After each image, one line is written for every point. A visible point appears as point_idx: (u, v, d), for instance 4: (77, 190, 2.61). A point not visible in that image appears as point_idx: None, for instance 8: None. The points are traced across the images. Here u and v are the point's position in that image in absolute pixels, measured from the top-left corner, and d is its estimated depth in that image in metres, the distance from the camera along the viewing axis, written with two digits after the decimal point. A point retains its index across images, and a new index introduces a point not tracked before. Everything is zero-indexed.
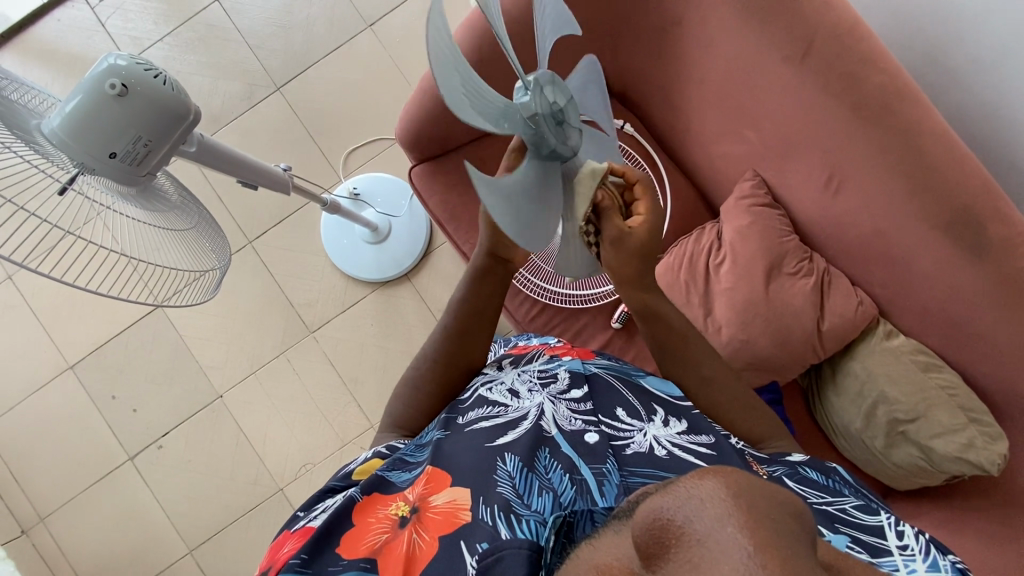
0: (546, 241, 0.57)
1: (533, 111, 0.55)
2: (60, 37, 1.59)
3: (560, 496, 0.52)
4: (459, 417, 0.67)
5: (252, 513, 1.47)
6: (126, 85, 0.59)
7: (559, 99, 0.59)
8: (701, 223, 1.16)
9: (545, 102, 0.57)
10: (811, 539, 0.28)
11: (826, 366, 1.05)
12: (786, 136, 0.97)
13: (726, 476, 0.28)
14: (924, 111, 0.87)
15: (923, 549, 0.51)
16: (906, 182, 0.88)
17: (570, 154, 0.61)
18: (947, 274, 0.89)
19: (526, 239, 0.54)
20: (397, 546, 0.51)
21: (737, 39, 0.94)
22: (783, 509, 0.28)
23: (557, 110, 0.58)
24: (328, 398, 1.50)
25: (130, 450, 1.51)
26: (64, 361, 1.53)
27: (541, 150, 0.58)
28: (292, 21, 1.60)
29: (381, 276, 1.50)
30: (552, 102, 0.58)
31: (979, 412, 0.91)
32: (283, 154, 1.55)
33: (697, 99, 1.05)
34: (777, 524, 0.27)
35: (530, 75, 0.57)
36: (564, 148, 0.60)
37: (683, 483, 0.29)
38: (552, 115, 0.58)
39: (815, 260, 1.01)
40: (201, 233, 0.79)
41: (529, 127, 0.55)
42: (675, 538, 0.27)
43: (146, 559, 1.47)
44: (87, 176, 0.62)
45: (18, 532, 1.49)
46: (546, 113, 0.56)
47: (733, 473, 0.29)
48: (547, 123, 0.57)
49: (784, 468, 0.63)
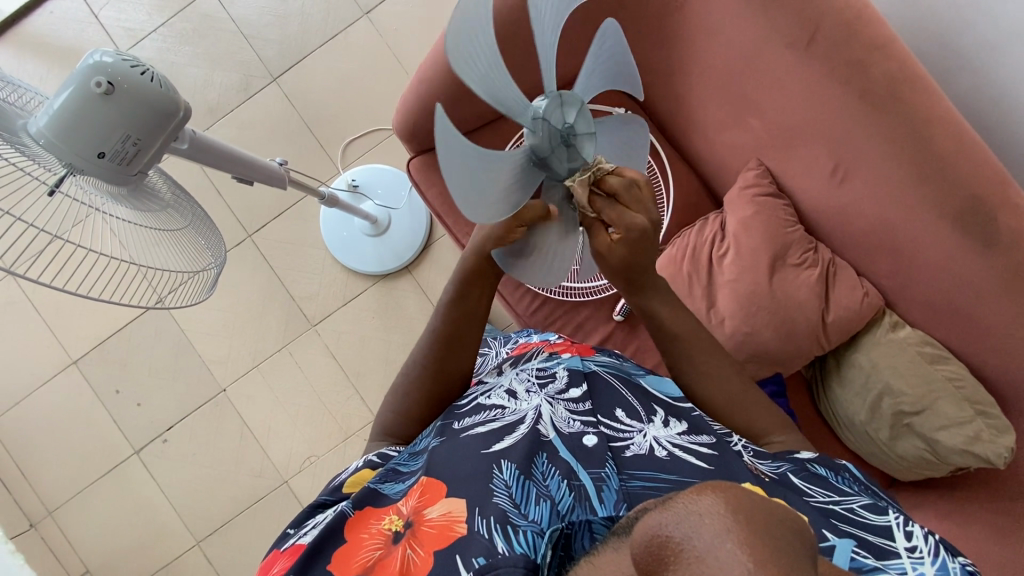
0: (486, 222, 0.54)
1: (543, 113, 0.57)
2: (54, 30, 1.57)
3: (558, 504, 0.51)
4: (455, 422, 0.66)
5: (257, 505, 1.48)
6: (112, 83, 0.57)
7: (580, 124, 0.61)
8: (704, 213, 1.15)
9: (558, 116, 0.59)
10: (813, 556, 0.28)
11: (831, 358, 1.04)
12: (789, 124, 0.95)
13: (725, 492, 0.28)
14: (932, 98, 0.85)
15: (932, 550, 0.50)
16: (913, 171, 0.86)
17: (565, 175, 0.61)
18: (954, 264, 0.87)
19: (468, 204, 0.51)
20: (390, 563, 0.50)
21: (740, 26, 0.92)
22: (782, 524, 0.27)
23: (569, 130, 0.59)
24: (330, 391, 1.50)
25: (136, 444, 1.51)
26: (67, 357, 1.53)
27: (534, 150, 0.58)
28: (287, 9, 1.57)
29: (382, 269, 1.49)
30: (566, 121, 0.59)
31: (986, 404, 0.90)
32: (281, 146, 1.54)
33: (699, 87, 1.03)
34: (777, 541, 0.26)
35: (562, 92, 0.60)
36: (561, 165, 0.60)
37: (681, 499, 0.28)
38: (563, 132, 0.59)
39: (820, 250, 0.99)
40: (196, 232, 0.78)
41: (534, 124, 0.57)
42: (674, 554, 0.26)
43: (154, 551, 1.49)
44: (77, 177, 0.61)
45: (27, 525, 1.50)
46: (554, 123, 0.58)
47: (732, 488, 0.28)
48: (550, 131, 0.58)
49: (790, 465, 0.62)
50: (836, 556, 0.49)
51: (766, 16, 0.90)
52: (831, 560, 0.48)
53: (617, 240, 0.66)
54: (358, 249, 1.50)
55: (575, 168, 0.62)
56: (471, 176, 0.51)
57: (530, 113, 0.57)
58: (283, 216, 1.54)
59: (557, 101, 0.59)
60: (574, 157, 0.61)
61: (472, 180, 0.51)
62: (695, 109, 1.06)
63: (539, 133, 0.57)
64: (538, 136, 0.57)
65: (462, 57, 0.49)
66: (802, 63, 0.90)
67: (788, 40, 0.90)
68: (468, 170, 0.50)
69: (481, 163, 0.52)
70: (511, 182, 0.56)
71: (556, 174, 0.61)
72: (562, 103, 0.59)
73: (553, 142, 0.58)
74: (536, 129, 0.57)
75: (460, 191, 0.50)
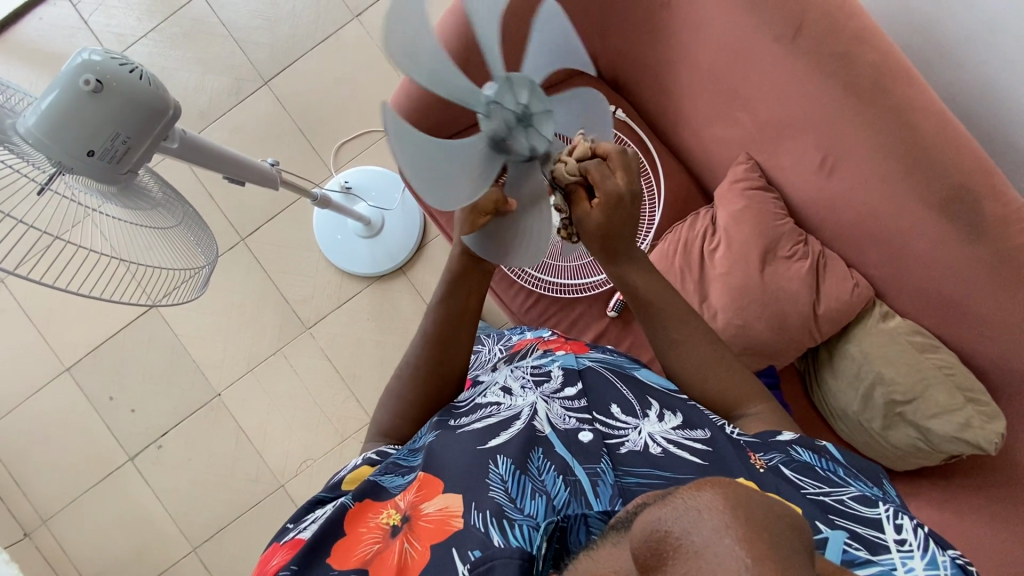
0: (453, 203, 0.55)
1: (497, 100, 0.58)
2: (43, 36, 1.57)
3: (554, 499, 0.52)
4: (450, 419, 0.66)
5: (253, 510, 1.48)
6: (101, 81, 0.57)
7: (534, 105, 0.61)
8: (695, 207, 1.15)
9: (511, 99, 0.59)
10: (810, 552, 0.27)
11: (824, 349, 1.04)
12: (778, 120, 0.96)
13: (724, 488, 0.27)
14: (917, 89, 0.86)
15: (921, 543, 0.51)
16: (901, 162, 0.87)
17: (527, 154, 0.62)
18: (941, 255, 0.89)
19: (433, 194, 0.52)
20: (388, 556, 0.51)
21: (728, 22, 0.93)
22: (781, 521, 0.27)
23: (525, 112, 0.60)
24: (326, 393, 1.50)
25: (130, 450, 1.51)
26: (61, 364, 1.52)
27: (492, 135, 0.59)
28: (277, 12, 1.58)
29: (376, 270, 1.49)
30: (521, 102, 0.60)
31: (976, 391, 0.91)
32: (275, 150, 1.54)
33: (688, 84, 1.04)
34: (776, 537, 0.26)
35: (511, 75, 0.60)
36: (535, 145, 0.62)
37: (681, 494, 0.28)
38: (519, 115, 0.59)
39: (810, 242, 1.00)
40: (188, 231, 0.78)
41: (487, 109, 0.58)
42: (673, 550, 0.26)
43: (149, 558, 1.48)
44: (66, 176, 0.61)
45: (21, 535, 1.49)
46: (507, 106, 0.58)
47: (731, 484, 0.28)
48: (506, 115, 0.58)
49: (781, 455, 0.61)
50: (828, 548, 0.49)
51: (752, 11, 0.91)
52: (822, 554, 0.48)
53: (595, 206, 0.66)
54: (352, 251, 1.50)
55: (536, 148, 0.62)
56: (435, 174, 0.53)
57: (484, 100, 0.58)
58: (277, 219, 1.54)
59: (509, 85, 0.59)
60: (533, 135, 0.61)
61: (438, 177, 0.53)
62: (685, 103, 1.06)
63: (491, 117, 0.58)
64: (494, 120, 0.58)
65: (401, 52, 0.50)
66: (790, 58, 0.90)
67: (776, 34, 0.90)
68: (419, 161, 0.51)
69: (441, 159, 0.53)
70: (475, 166, 0.57)
71: (519, 156, 0.62)
72: (513, 85, 0.59)
73: (511, 124, 0.59)
74: (488, 113, 0.58)
75: (413, 179, 0.50)
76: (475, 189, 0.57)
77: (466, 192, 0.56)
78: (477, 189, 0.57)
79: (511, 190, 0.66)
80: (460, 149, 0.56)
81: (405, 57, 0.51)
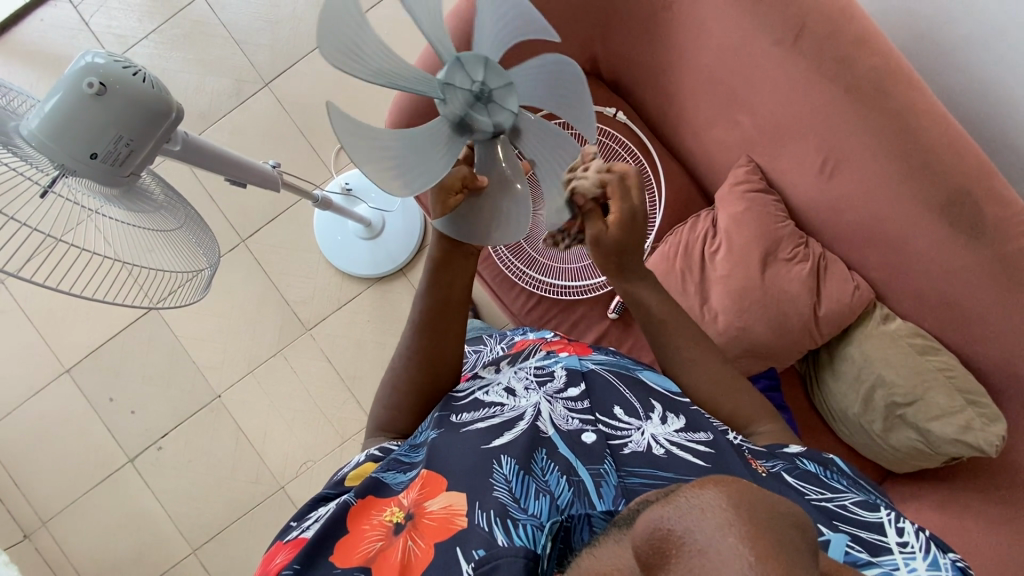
0: (421, 185, 0.59)
1: (449, 83, 0.60)
2: (43, 37, 1.57)
3: (557, 499, 0.52)
4: (453, 416, 0.66)
5: (253, 512, 1.48)
6: (105, 84, 0.57)
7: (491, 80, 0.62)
8: (695, 210, 1.16)
9: (465, 78, 0.61)
10: (814, 550, 0.27)
11: (825, 351, 1.05)
12: (778, 122, 0.97)
13: (727, 486, 0.27)
14: (918, 92, 0.86)
15: (923, 546, 0.51)
16: (901, 164, 0.87)
17: (491, 130, 0.64)
18: (941, 257, 0.89)
19: (397, 181, 0.57)
20: (391, 553, 0.51)
21: (729, 24, 0.94)
22: (785, 520, 0.27)
23: (480, 90, 0.61)
24: (327, 395, 1.50)
25: (130, 452, 1.50)
26: (61, 366, 1.52)
27: (453, 118, 0.62)
28: (278, 14, 1.58)
29: (376, 271, 1.49)
30: (475, 81, 0.61)
31: (976, 393, 0.91)
32: (275, 151, 1.54)
33: (688, 86, 1.04)
34: (779, 536, 0.26)
35: (461, 54, 0.61)
36: (499, 118, 0.64)
37: (684, 493, 0.28)
38: (475, 94, 0.61)
39: (811, 244, 1.00)
40: (190, 233, 0.78)
41: (443, 93, 0.60)
42: (675, 548, 0.26)
43: (149, 559, 1.48)
44: (69, 179, 0.61)
45: (20, 537, 1.49)
46: (460, 88, 0.60)
47: (734, 482, 0.28)
48: (461, 96, 0.61)
49: (784, 463, 0.62)
50: (833, 549, 0.48)
51: (753, 14, 0.91)
52: (827, 554, 0.48)
53: (614, 223, 0.73)
54: (353, 252, 1.50)
55: (499, 123, 0.64)
56: (395, 163, 0.57)
57: (438, 84, 0.60)
58: (277, 220, 1.54)
59: (460, 65, 0.60)
60: (493, 112, 0.63)
61: (399, 164, 0.57)
62: (686, 105, 1.07)
63: (447, 101, 0.60)
64: (450, 104, 0.61)
65: (344, 56, 0.53)
66: (790, 60, 0.91)
67: (776, 37, 0.90)
68: (376, 152, 0.55)
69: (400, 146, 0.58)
70: (439, 147, 0.61)
71: (485, 132, 0.64)
72: (464, 66, 0.60)
73: (467, 105, 0.61)
74: (446, 97, 0.60)
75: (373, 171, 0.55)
76: (441, 168, 0.61)
77: (433, 173, 0.60)
78: (446, 166, 0.61)
79: (482, 168, 0.68)
80: (422, 134, 0.60)
81: (349, 58, 0.53)
